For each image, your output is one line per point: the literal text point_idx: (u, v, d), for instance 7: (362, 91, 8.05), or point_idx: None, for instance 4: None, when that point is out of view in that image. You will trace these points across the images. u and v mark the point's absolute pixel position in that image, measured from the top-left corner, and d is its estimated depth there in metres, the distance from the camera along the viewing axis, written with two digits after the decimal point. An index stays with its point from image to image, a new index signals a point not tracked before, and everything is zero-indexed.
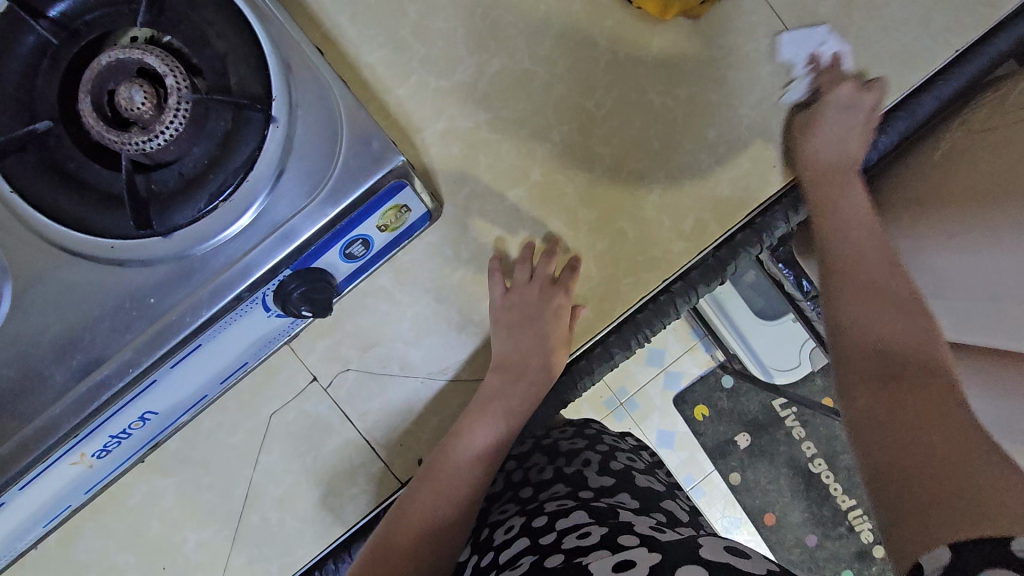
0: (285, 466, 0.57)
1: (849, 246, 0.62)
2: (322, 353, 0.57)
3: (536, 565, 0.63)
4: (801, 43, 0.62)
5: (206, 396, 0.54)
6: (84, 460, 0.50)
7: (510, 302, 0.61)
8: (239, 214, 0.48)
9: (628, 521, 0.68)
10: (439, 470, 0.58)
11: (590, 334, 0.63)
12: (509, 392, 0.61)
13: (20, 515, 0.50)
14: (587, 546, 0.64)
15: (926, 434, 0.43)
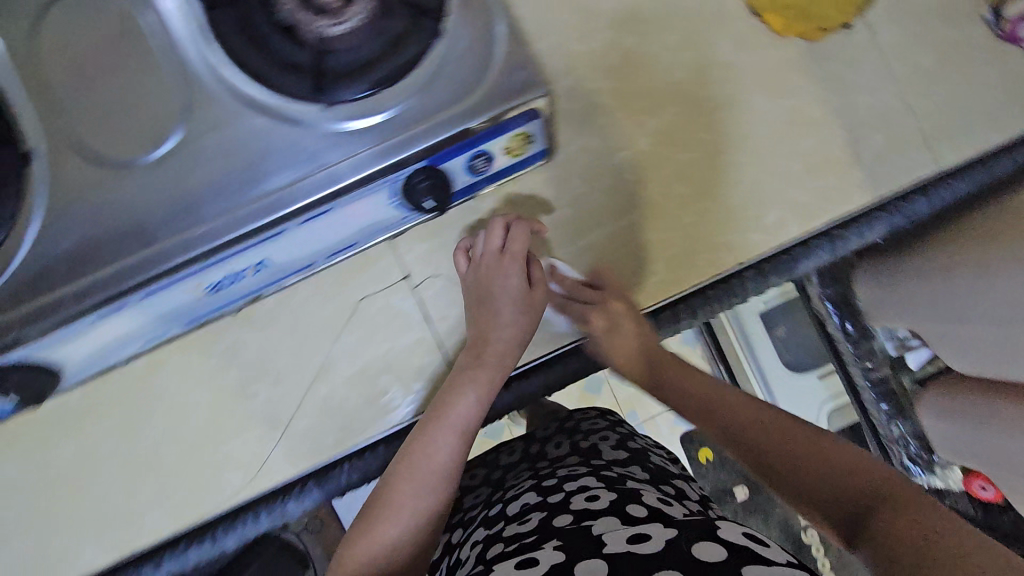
0: (361, 348, 0.62)
1: (708, 413, 0.64)
2: (419, 255, 0.63)
3: (546, 522, 0.71)
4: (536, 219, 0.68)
5: (313, 264, 0.59)
6: (196, 291, 0.55)
7: (473, 276, 0.61)
8: (365, 115, 0.54)
9: (637, 492, 0.74)
10: (410, 468, 0.57)
11: (662, 297, 0.66)
12: (486, 370, 0.61)
13: (128, 325, 0.55)
14: (597, 512, 0.69)
15: (923, 529, 0.44)
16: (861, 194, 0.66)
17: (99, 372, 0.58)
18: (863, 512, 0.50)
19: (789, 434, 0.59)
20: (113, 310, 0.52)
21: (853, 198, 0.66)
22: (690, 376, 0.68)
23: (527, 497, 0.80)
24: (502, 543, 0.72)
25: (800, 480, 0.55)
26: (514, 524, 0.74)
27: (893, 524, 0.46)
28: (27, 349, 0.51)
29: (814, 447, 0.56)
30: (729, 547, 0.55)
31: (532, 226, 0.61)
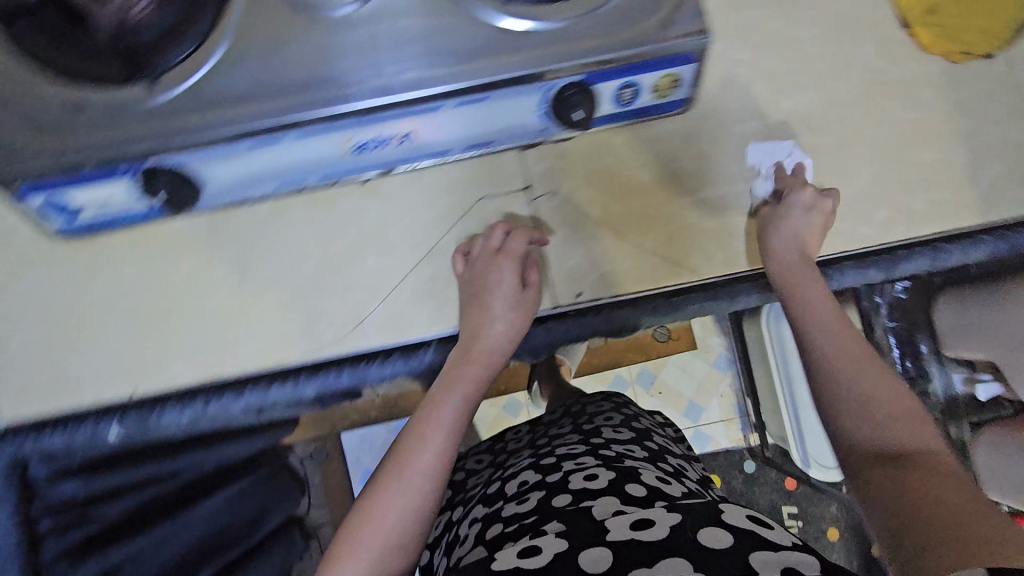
0: (471, 241, 0.65)
1: (796, 290, 0.62)
2: (543, 171, 0.66)
3: (545, 499, 0.74)
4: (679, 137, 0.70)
5: (449, 151, 0.62)
6: (344, 146, 0.58)
7: (469, 275, 0.63)
8: (521, 17, 0.54)
9: (637, 472, 0.79)
10: (394, 474, 0.56)
11: (764, 264, 0.67)
12: (476, 366, 0.62)
13: (276, 162, 0.58)
14: (595, 491, 0.73)
15: (940, 503, 0.44)
16: (971, 215, 0.68)
17: (235, 201, 0.62)
18: (891, 462, 0.50)
19: (863, 358, 0.57)
20: (268, 144, 0.54)
21: (962, 217, 0.68)
22: (797, 270, 0.62)
23: (526, 475, 0.85)
24: (502, 523, 0.76)
25: (846, 399, 0.55)
26: (515, 502, 0.78)
27: (913, 488, 0.47)
28: (190, 157, 0.54)
29: (882, 388, 0.54)
30: (735, 535, 0.60)
31: (530, 236, 0.63)
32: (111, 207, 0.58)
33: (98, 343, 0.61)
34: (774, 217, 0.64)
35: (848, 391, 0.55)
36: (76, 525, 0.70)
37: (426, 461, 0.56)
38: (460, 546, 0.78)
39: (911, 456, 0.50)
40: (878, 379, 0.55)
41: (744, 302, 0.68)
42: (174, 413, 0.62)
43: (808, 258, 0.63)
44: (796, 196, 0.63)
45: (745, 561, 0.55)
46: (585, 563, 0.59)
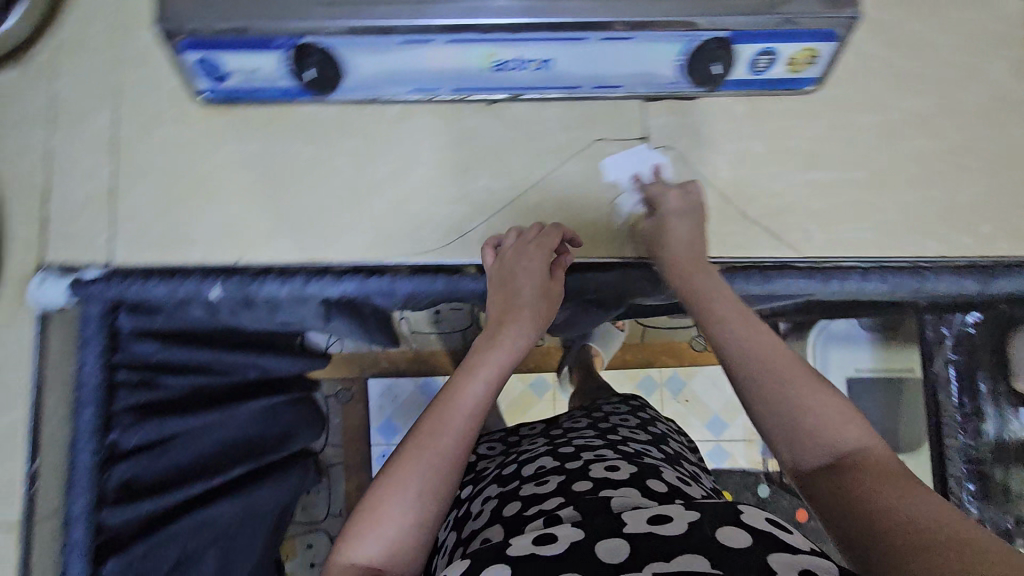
0: (581, 178, 0.67)
1: (699, 298, 0.63)
2: (661, 125, 0.67)
3: (566, 485, 0.75)
4: (629, 161, 0.67)
5: (579, 87, 0.64)
6: (485, 61, 0.60)
7: (500, 268, 0.64)
8: None
9: (656, 469, 0.80)
10: (413, 460, 0.54)
11: (864, 254, 0.67)
12: (498, 352, 0.61)
13: (419, 64, 0.60)
14: (617, 482, 0.74)
15: (902, 516, 0.44)
16: None
17: (368, 96, 0.64)
18: (847, 480, 0.50)
19: (789, 363, 0.57)
20: (419, 44, 0.56)
21: None
22: (696, 269, 0.64)
23: (545, 461, 0.86)
24: (519, 503, 0.76)
25: (780, 410, 0.55)
26: (534, 484, 0.80)
27: (877, 505, 0.46)
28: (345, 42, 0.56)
29: (811, 397, 0.55)
30: (755, 537, 0.57)
31: (562, 230, 0.65)
32: (257, 80, 0.60)
33: (215, 206, 0.64)
34: (659, 231, 0.65)
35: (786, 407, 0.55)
36: (145, 386, 0.68)
37: (446, 441, 0.55)
38: (477, 518, 0.80)
39: (859, 470, 0.50)
40: (811, 386, 0.56)
41: (839, 286, 0.67)
42: (274, 284, 0.63)
43: (700, 254, 0.64)
44: (672, 191, 0.64)
45: (766, 565, 0.53)
46: (603, 552, 0.57)
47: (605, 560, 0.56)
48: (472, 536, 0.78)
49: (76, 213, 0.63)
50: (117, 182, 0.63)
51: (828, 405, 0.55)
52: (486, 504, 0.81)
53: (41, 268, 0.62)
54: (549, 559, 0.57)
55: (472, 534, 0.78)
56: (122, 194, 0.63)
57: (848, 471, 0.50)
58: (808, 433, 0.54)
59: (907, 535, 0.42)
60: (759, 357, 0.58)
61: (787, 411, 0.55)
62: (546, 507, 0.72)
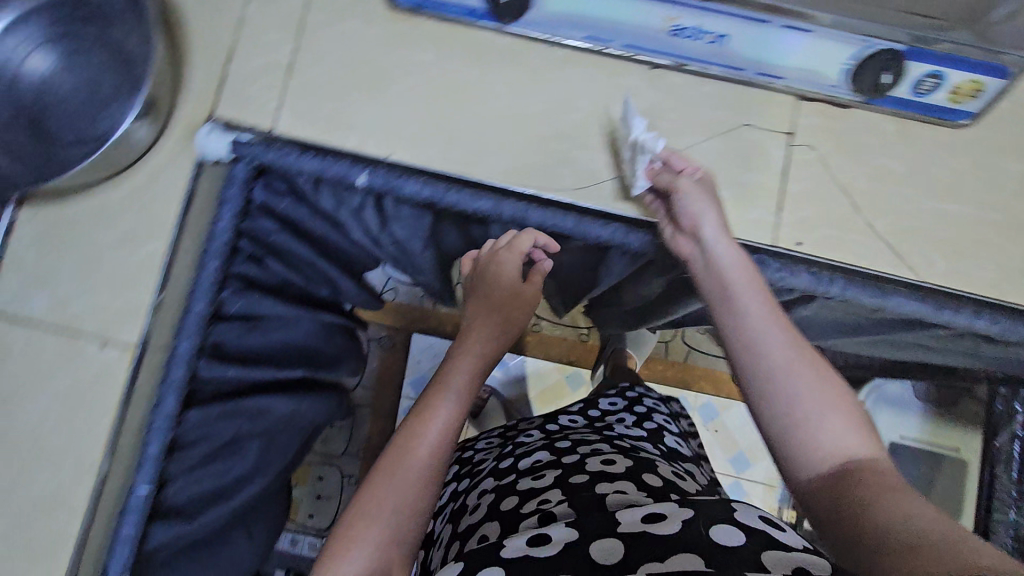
0: (723, 155, 0.68)
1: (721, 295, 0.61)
2: (808, 125, 0.69)
3: (563, 478, 0.75)
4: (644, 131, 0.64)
5: (742, 69, 0.66)
6: (664, 23, 0.62)
7: (481, 266, 0.80)
8: None
9: (652, 465, 0.81)
10: (388, 476, 0.63)
11: (978, 293, 0.67)
12: (465, 370, 0.73)
13: (601, 14, 0.62)
14: (611, 475, 0.75)
15: (902, 518, 0.43)
16: None
17: (545, 35, 0.67)
18: (849, 490, 0.48)
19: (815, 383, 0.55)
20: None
21: None
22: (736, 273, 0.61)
23: (541, 454, 0.86)
24: (516, 497, 0.76)
25: (778, 414, 0.54)
26: (529, 477, 0.80)
27: (881, 513, 0.45)
28: None
29: (827, 416, 0.53)
30: (750, 538, 0.55)
31: (534, 233, 0.75)
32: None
33: (378, 103, 0.68)
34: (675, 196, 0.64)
35: (796, 428, 0.53)
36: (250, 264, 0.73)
37: (424, 453, 0.64)
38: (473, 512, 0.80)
39: (860, 482, 0.49)
40: (821, 397, 0.54)
41: (950, 317, 0.66)
42: (415, 185, 0.66)
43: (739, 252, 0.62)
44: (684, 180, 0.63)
45: (757, 563, 0.50)
46: (597, 553, 0.56)
47: (600, 564, 0.55)
48: (468, 533, 0.76)
49: (252, 77, 0.67)
50: (294, 59, 0.68)
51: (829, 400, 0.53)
52: (485, 498, 0.80)
53: (211, 119, 0.66)
54: (540, 559, 0.56)
55: (467, 530, 0.77)
56: (296, 71, 0.68)
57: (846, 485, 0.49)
58: (803, 432, 0.53)
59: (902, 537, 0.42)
60: (763, 355, 0.56)
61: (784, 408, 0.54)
62: (541, 503, 0.71)
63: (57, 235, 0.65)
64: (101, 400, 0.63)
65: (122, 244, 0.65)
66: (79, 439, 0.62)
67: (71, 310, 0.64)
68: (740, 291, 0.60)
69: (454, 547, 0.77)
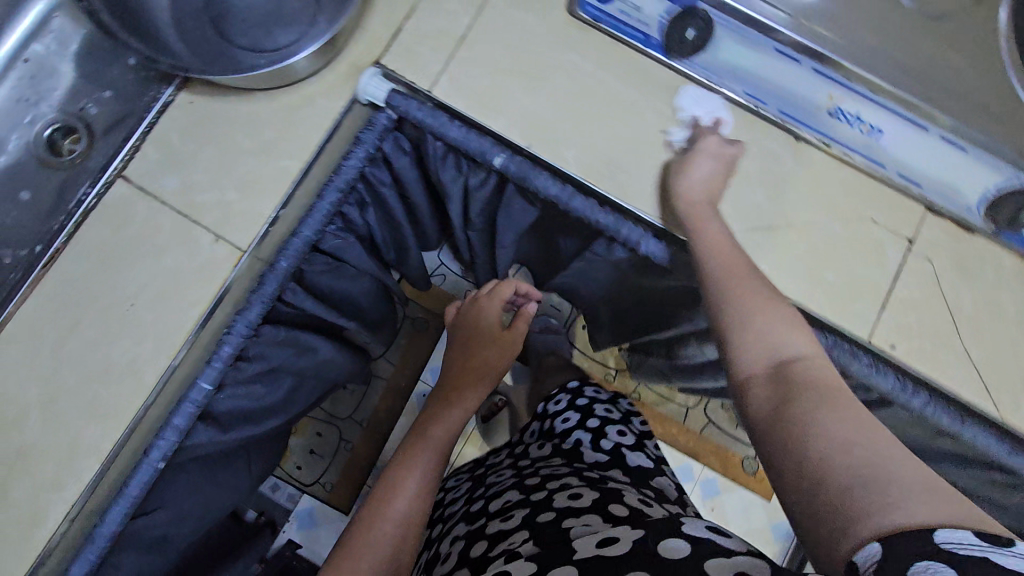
0: (840, 241, 0.69)
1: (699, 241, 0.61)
2: (933, 238, 0.69)
3: (529, 517, 0.63)
4: (699, 100, 0.69)
5: (881, 166, 0.68)
6: (826, 101, 0.68)
7: (463, 314, 0.93)
8: None
9: (619, 493, 0.67)
10: (365, 538, 0.65)
11: None
12: (438, 429, 0.78)
13: (773, 74, 0.68)
14: (579, 509, 0.62)
15: (841, 440, 0.39)
16: None
17: (706, 80, 0.69)
18: (795, 393, 0.45)
19: (763, 303, 0.54)
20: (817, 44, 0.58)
21: None
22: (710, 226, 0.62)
23: (510, 494, 0.73)
24: (485, 542, 0.63)
25: (734, 329, 0.53)
26: (499, 518, 0.67)
27: (825, 420, 0.41)
28: (731, 12, 0.68)
29: (775, 333, 0.51)
30: (697, 547, 0.46)
31: (516, 282, 0.93)
32: (634, 18, 0.69)
33: (532, 94, 0.70)
34: (682, 165, 0.67)
35: (733, 343, 0.52)
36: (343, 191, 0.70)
37: (397, 508, 0.68)
38: (444, 561, 0.67)
39: (802, 389, 0.45)
40: (771, 310, 0.53)
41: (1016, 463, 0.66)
42: (547, 181, 0.67)
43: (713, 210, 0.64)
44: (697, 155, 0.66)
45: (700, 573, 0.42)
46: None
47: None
48: None
49: (424, 37, 0.71)
50: (467, 33, 0.71)
51: (786, 314, 0.53)
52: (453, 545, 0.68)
53: (376, 65, 0.70)
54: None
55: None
56: (466, 45, 0.71)
57: (795, 393, 0.45)
58: (758, 335, 0.52)
59: (843, 467, 0.38)
60: (729, 286, 0.56)
61: (744, 316, 0.53)
62: (508, 544, 0.60)
63: (205, 126, 0.68)
64: (197, 291, 0.65)
65: (260, 152, 0.68)
66: (167, 320, 0.64)
67: (196, 199, 0.67)
68: (713, 245, 0.61)
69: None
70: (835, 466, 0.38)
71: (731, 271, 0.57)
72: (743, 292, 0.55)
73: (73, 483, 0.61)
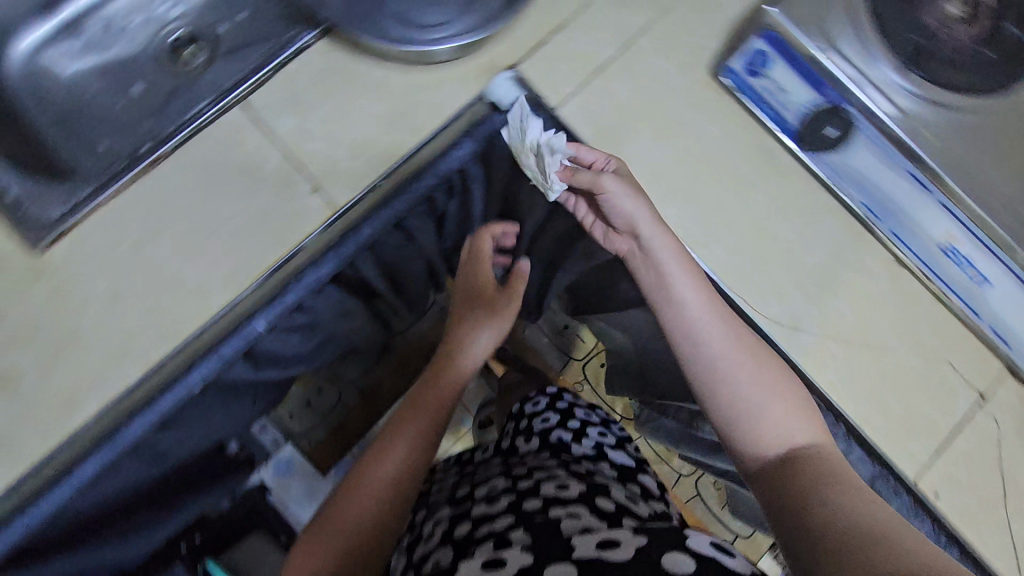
0: (912, 376, 0.68)
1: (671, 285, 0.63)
2: (1004, 400, 0.68)
3: (513, 504, 0.61)
4: (535, 129, 0.68)
5: (977, 315, 0.67)
6: (943, 236, 0.65)
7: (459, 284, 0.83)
8: None
9: (607, 489, 0.65)
10: (344, 508, 0.60)
11: None
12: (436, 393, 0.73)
13: (897, 193, 0.66)
14: (566, 499, 0.60)
15: (837, 511, 0.46)
16: None
17: (829, 181, 0.68)
18: (789, 466, 0.52)
19: (768, 378, 0.59)
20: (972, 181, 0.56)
21: None
22: (682, 266, 0.64)
23: (492, 479, 0.70)
24: (467, 523, 0.61)
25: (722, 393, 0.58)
26: (482, 501, 0.64)
27: (819, 497, 0.48)
28: (877, 121, 0.65)
29: (766, 394, 0.57)
30: (699, 563, 0.47)
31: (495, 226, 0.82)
32: (777, 98, 0.67)
33: (651, 140, 0.70)
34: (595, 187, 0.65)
35: (722, 411, 0.58)
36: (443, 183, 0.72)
37: (382, 474, 0.63)
38: (423, 539, 0.63)
39: (799, 468, 0.52)
40: (758, 371, 0.59)
41: None
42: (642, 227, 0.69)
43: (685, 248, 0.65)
44: (607, 176, 0.64)
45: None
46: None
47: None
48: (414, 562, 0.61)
49: (567, 55, 0.71)
50: (608, 62, 0.71)
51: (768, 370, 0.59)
52: (436, 524, 0.64)
53: (513, 68, 0.70)
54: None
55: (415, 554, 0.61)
56: (603, 73, 0.71)
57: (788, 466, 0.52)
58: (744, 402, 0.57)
59: (840, 535, 0.44)
60: (707, 341, 0.60)
61: (728, 382, 0.58)
62: (492, 527, 0.57)
63: (334, 77, 0.69)
64: (279, 234, 0.67)
65: (378, 118, 0.69)
66: (245, 253, 0.66)
67: (306, 144, 0.68)
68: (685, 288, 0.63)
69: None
70: (828, 531, 0.45)
71: (715, 325, 0.61)
72: (729, 350, 0.60)
73: (115, 379, 0.63)
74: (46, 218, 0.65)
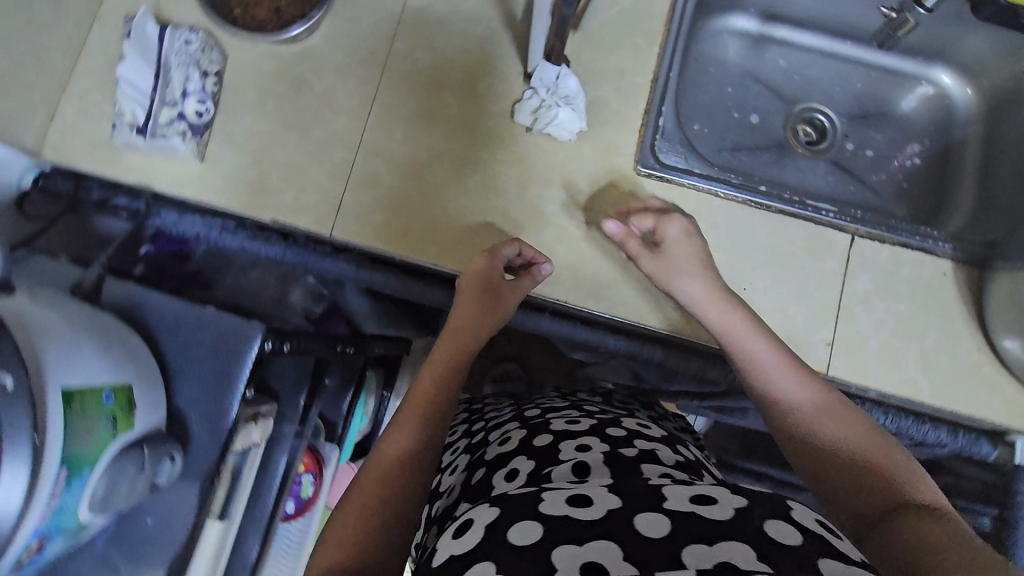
0: None
1: (742, 344, 0.61)
2: None
3: (600, 428, 0.58)
4: (544, 74, 0.71)
5: None
6: None
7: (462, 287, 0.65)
8: None
9: (680, 442, 0.63)
10: (393, 430, 0.54)
11: None
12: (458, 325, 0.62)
13: None
14: (648, 435, 0.58)
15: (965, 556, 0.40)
16: None
17: None
18: (893, 506, 0.46)
19: (853, 427, 0.53)
20: None
21: None
22: (756, 334, 0.61)
23: (567, 408, 0.66)
24: (551, 437, 0.57)
25: (797, 443, 0.55)
26: (561, 419, 0.61)
27: (933, 532, 0.42)
28: None
29: (849, 443, 0.52)
30: (809, 538, 0.38)
31: (517, 243, 0.66)
32: None
33: None
34: (658, 217, 0.69)
35: (804, 463, 0.54)
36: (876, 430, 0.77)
37: (425, 395, 0.56)
38: (499, 443, 0.61)
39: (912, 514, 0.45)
40: (838, 419, 0.54)
41: None
42: None
43: (725, 296, 0.65)
44: (542, 118, 0.70)
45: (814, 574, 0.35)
46: (639, 525, 0.40)
47: (647, 545, 0.38)
48: (489, 458, 0.59)
49: None
50: None
51: (855, 424, 0.54)
52: (507, 434, 0.62)
53: None
54: (583, 525, 0.40)
55: (491, 458, 0.59)
56: None
57: (884, 498, 0.48)
58: (816, 445, 0.53)
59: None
60: (771, 374, 0.58)
61: (792, 428, 0.55)
62: (580, 451, 0.54)
63: (922, 296, 0.74)
64: None
65: (924, 353, 0.73)
66: None
67: (856, 312, 0.73)
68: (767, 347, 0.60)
69: (476, 473, 0.59)
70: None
71: (792, 370, 0.58)
72: (791, 401, 0.56)
73: (582, 292, 0.71)
74: (660, 155, 0.74)
